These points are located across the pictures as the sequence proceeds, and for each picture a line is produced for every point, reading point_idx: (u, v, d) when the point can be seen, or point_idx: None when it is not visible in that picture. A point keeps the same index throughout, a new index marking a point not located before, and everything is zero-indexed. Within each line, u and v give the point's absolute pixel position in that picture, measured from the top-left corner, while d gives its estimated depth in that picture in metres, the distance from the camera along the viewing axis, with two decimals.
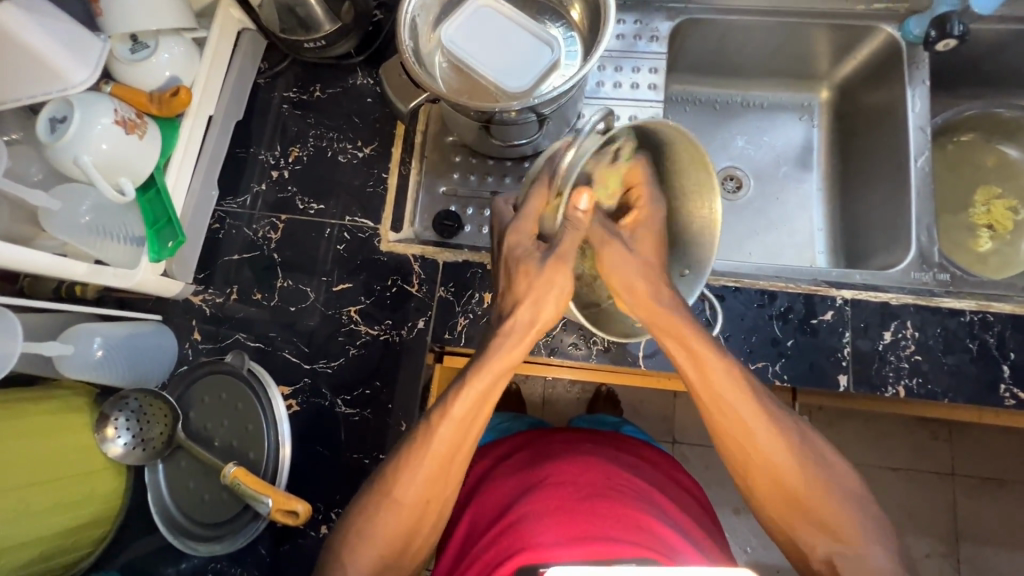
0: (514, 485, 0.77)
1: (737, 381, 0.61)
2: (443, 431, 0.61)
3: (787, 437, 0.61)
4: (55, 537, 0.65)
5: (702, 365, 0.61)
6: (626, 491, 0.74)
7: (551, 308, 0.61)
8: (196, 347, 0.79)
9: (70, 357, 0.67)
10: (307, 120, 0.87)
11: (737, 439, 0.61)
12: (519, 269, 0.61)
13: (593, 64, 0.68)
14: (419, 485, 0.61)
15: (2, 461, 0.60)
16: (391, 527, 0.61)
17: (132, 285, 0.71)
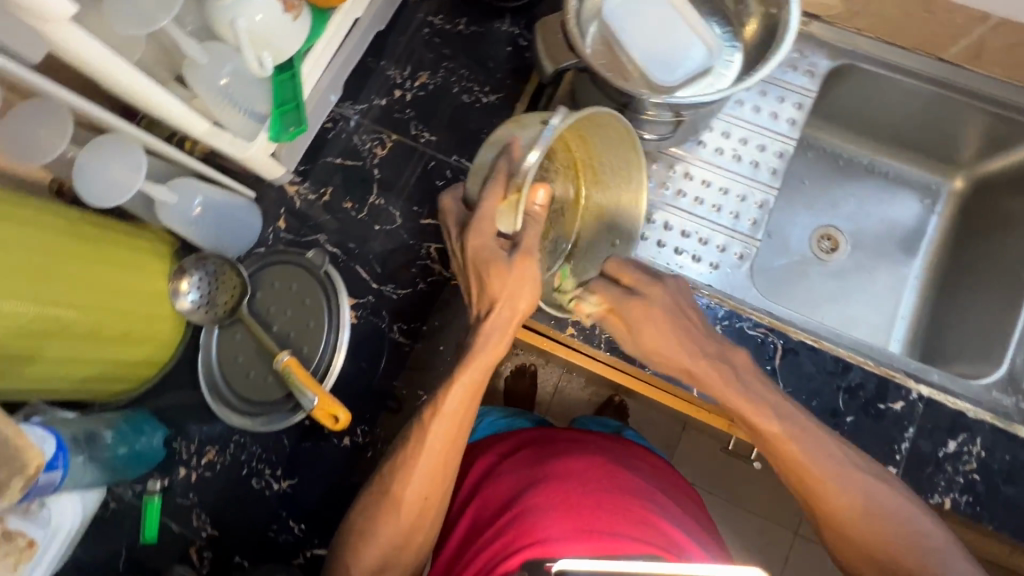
0: (515, 480, 0.77)
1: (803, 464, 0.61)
2: (440, 421, 0.62)
3: (906, 539, 0.58)
4: (112, 364, 0.68)
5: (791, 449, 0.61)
6: (630, 486, 0.74)
7: (528, 299, 0.58)
8: (277, 234, 0.81)
9: (172, 206, 0.70)
10: (444, 50, 0.86)
11: (830, 516, 0.61)
12: (490, 271, 0.56)
13: (753, 83, 0.65)
14: (419, 478, 0.62)
15: (97, 279, 0.63)
16: (389, 524, 0.63)
17: (241, 156, 0.73)
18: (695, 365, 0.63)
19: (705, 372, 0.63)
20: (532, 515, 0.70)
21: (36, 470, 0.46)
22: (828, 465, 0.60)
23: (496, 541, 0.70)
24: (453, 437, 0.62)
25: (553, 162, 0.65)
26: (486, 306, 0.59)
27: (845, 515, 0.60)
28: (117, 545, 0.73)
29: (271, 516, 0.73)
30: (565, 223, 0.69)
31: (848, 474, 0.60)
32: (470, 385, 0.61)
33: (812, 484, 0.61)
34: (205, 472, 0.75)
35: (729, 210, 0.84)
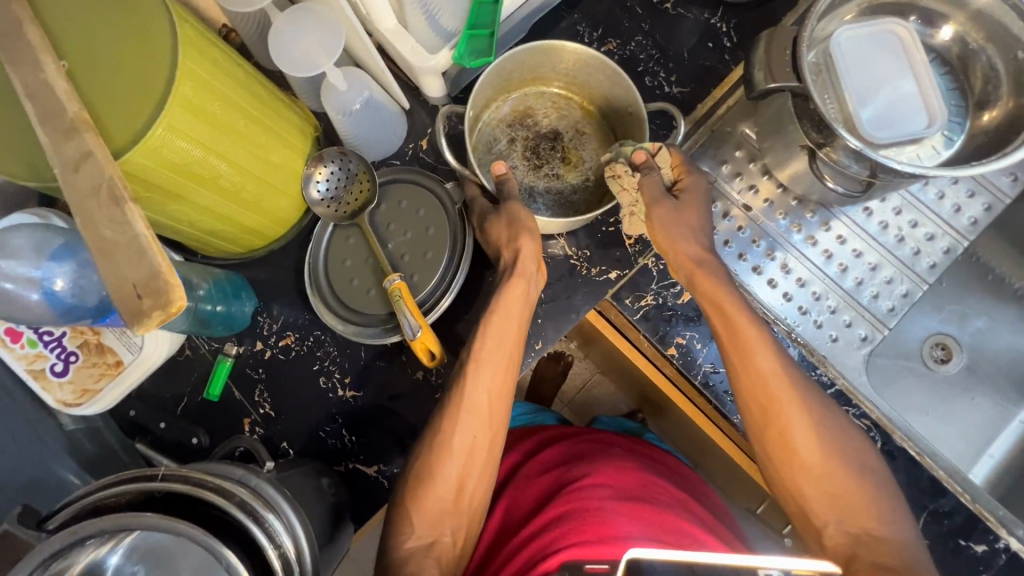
0: (552, 479, 0.79)
1: (776, 386, 0.61)
2: (490, 353, 0.65)
3: (846, 459, 0.60)
4: (237, 226, 0.68)
5: (765, 360, 0.62)
6: (659, 500, 0.74)
7: (531, 245, 0.67)
8: (416, 153, 0.80)
9: (338, 92, 0.68)
10: (643, 23, 0.79)
11: (787, 447, 0.60)
12: (489, 221, 0.69)
13: (997, 168, 0.58)
14: (477, 407, 0.64)
15: (257, 143, 0.62)
16: (446, 477, 0.62)
17: (417, 66, 0.69)
18: (710, 287, 0.64)
19: (716, 292, 0.64)
20: (585, 510, 0.70)
21: (176, 312, 0.46)
22: (800, 384, 0.62)
23: (539, 539, 0.70)
24: (508, 367, 0.66)
25: (507, 128, 0.76)
26: (496, 254, 0.70)
27: (802, 442, 0.60)
28: (180, 389, 0.75)
29: (326, 419, 0.74)
30: (584, 142, 0.77)
31: (807, 393, 0.62)
32: (512, 302, 0.66)
33: (778, 415, 0.61)
34: (279, 353, 0.76)
35: (870, 288, 0.79)
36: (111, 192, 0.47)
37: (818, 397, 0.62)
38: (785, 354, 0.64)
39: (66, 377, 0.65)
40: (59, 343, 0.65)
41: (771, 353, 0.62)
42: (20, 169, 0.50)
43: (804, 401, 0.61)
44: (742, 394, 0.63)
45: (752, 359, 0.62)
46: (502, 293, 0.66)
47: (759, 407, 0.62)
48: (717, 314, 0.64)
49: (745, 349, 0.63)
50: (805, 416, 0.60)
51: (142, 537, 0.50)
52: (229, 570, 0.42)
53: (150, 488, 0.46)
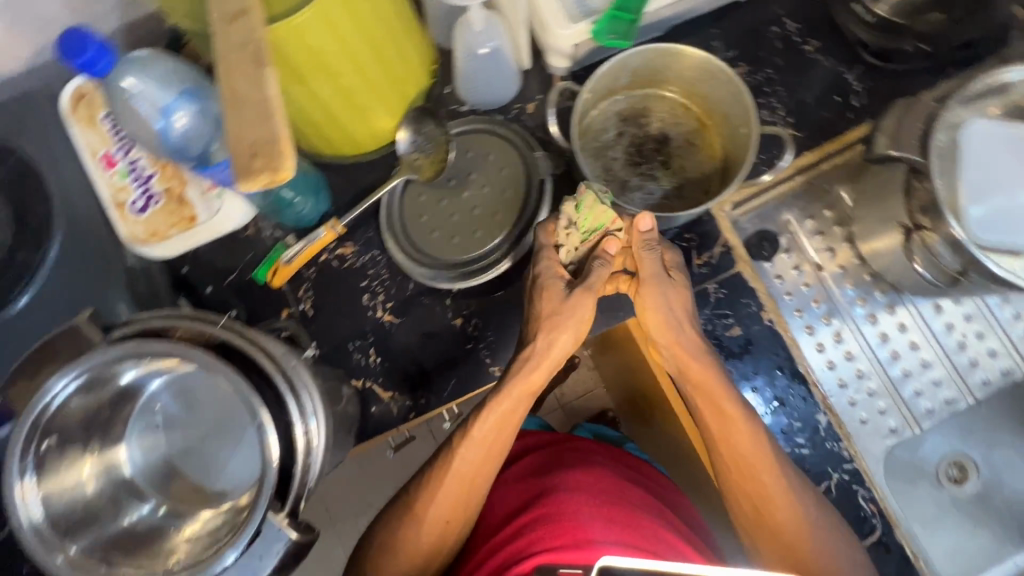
0: (527, 486, 0.81)
1: (760, 482, 0.65)
2: (482, 436, 0.70)
3: (828, 543, 0.64)
4: (337, 128, 0.70)
5: (755, 457, 0.65)
6: (635, 503, 0.76)
7: (569, 335, 0.68)
8: (519, 114, 0.80)
9: (472, 32, 0.69)
10: (777, 59, 0.78)
11: (777, 533, 0.65)
12: (548, 289, 0.68)
13: None
14: (454, 480, 0.71)
15: (383, 54, 0.65)
16: (445, 500, 0.71)
17: (554, 30, 0.69)
18: (697, 370, 0.66)
19: (702, 375, 0.66)
20: (558, 516, 0.72)
21: (281, 181, 0.47)
22: (787, 477, 0.65)
23: (515, 542, 0.72)
24: (492, 446, 0.71)
25: (619, 122, 0.77)
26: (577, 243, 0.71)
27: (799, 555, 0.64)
28: (234, 263, 0.78)
29: (357, 334, 0.76)
30: (690, 153, 0.76)
31: (794, 484, 0.65)
32: (521, 394, 0.69)
33: (770, 510, 0.65)
34: (332, 260, 0.78)
35: (915, 383, 0.77)
36: (255, 53, 0.48)
37: (801, 482, 0.66)
38: (789, 470, 0.65)
39: (143, 215, 0.68)
40: (146, 183, 0.68)
41: (774, 474, 0.64)
42: (179, 5, 0.52)
43: (801, 514, 0.64)
44: (734, 492, 0.67)
45: (755, 472, 0.65)
46: (512, 386, 0.69)
47: (755, 513, 0.66)
48: (710, 405, 0.66)
49: (726, 437, 0.66)
50: (799, 522, 0.64)
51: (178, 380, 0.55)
52: (258, 428, 0.45)
53: (207, 332, 0.48)
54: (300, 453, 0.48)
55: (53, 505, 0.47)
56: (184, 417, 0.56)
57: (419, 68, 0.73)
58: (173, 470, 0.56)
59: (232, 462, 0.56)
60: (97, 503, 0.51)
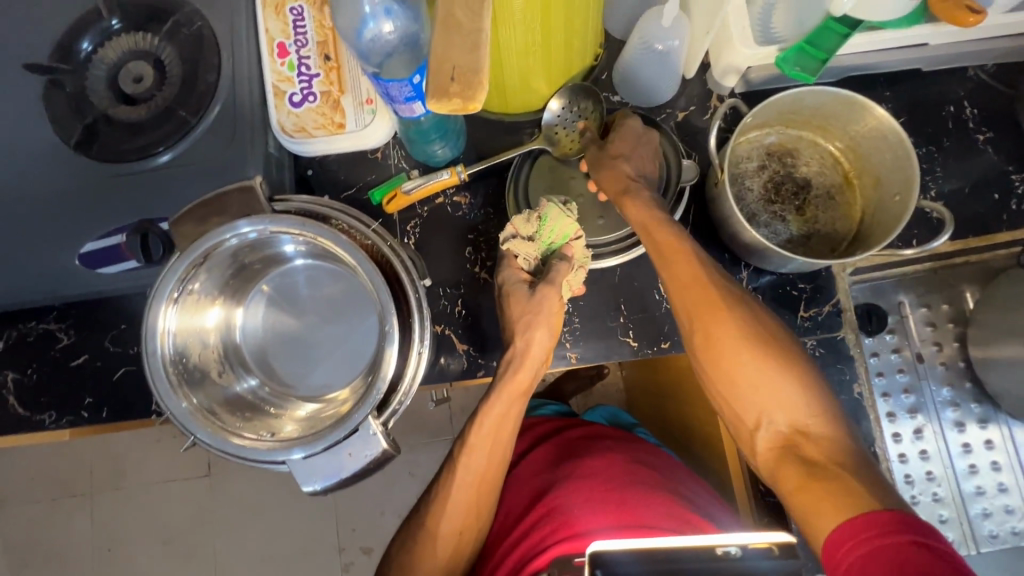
0: (537, 482, 0.82)
1: (715, 331, 0.63)
2: (480, 443, 0.70)
3: (795, 400, 0.59)
4: (500, 80, 0.71)
5: (711, 310, 0.63)
6: (636, 480, 0.76)
7: (546, 334, 0.70)
8: (668, 119, 0.80)
9: (658, 27, 0.69)
10: (945, 138, 0.76)
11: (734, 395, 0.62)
12: (512, 297, 0.69)
13: None
14: (462, 493, 0.70)
15: (571, 22, 0.65)
16: (455, 507, 0.70)
17: (739, 46, 0.69)
18: (662, 245, 0.65)
19: (668, 250, 0.64)
20: (575, 507, 0.74)
21: (468, 110, 0.48)
22: (745, 329, 0.62)
23: (535, 531, 0.74)
24: (494, 451, 0.71)
25: (764, 154, 0.76)
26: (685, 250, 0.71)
27: (769, 410, 0.60)
28: (355, 180, 0.80)
29: (451, 282, 0.77)
30: (827, 206, 0.75)
31: (754, 338, 0.62)
32: (514, 395, 0.70)
33: (725, 368, 0.62)
34: (448, 206, 0.79)
35: (985, 503, 0.74)
36: None
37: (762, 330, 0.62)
38: (748, 320, 0.63)
39: (297, 110, 0.71)
40: (309, 80, 0.70)
41: (734, 330, 0.62)
42: None
43: (760, 355, 0.61)
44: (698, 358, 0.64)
45: (712, 330, 0.63)
46: (505, 387, 0.69)
47: (718, 374, 0.62)
48: (671, 275, 0.65)
49: (684, 293, 0.64)
50: (760, 370, 0.61)
51: (310, 269, 0.59)
52: (385, 334, 0.47)
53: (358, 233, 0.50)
54: (412, 371, 0.50)
55: (179, 340, 0.52)
56: (298, 308, 0.59)
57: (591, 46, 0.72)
58: (272, 356, 0.59)
59: (327, 363, 0.58)
60: (208, 355, 0.55)
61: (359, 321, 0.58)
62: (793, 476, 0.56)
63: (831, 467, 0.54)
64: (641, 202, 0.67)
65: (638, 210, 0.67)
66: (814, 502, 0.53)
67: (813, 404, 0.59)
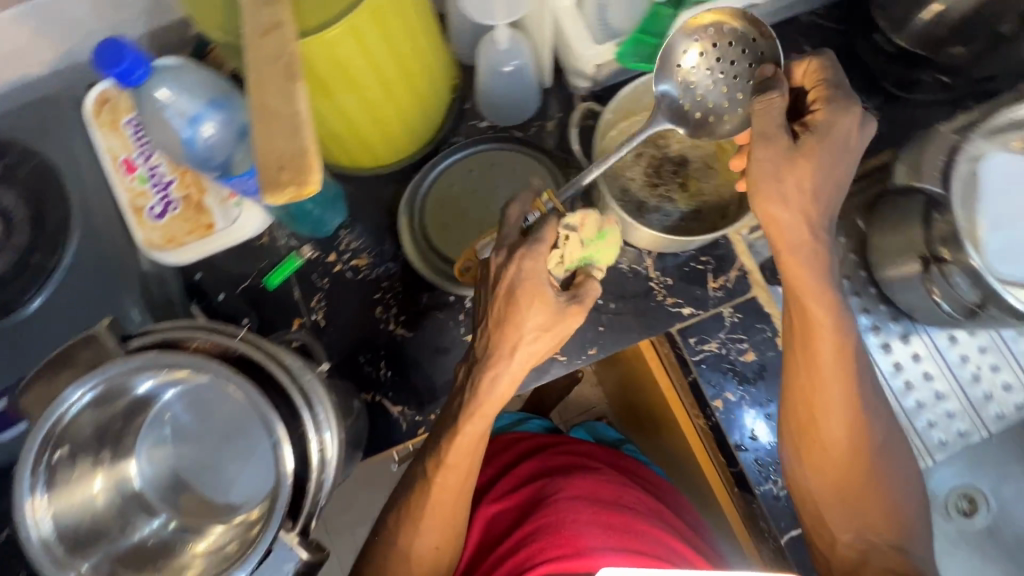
0: (519, 496, 0.81)
1: (825, 400, 0.62)
2: (458, 460, 0.65)
3: (885, 485, 0.63)
4: (359, 138, 0.70)
5: (828, 379, 0.61)
6: (631, 507, 0.77)
7: (543, 343, 0.60)
8: (540, 131, 0.80)
9: (497, 50, 0.69)
10: None
11: (831, 468, 0.63)
12: (524, 297, 0.58)
13: None
14: (433, 520, 0.67)
15: (407, 69, 0.65)
16: (430, 529, 0.67)
17: (578, 50, 0.70)
18: (796, 279, 0.59)
19: (802, 291, 0.59)
20: (557, 527, 0.73)
21: (306, 194, 0.47)
22: (863, 397, 0.62)
23: (517, 553, 0.73)
24: (468, 471, 0.66)
25: (638, 142, 0.77)
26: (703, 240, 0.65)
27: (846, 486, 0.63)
28: (246, 270, 0.78)
29: (369, 346, 0.76)
30: (709, 176, 0.76)
31: (870, 414, 0.62)
32: (485, 415, 0.63)
33: (816, 437, 0.63)
34: (348, 271, 0.78)
35: (928, 414, 0.77)
36: (288, 67, 0.49)
37: (877, 412, 0.63)
38: (867, 400, 0.62)
39: (161, 221, 0.68)
40: (165, 189, 0.68)
41: (842, 404, 0.61)
42: (209, 19, 0.52)
43: (856, 438, 0.62)
44: (790, 414, 0.65)
45: (824, 398, 0.61)
46: (472, 408, 0.62)
47: (813, 442, 0.63)
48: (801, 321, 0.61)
49: (807, 352, 0.61)
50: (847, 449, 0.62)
51: (183, 396, 0.56)
52: (275, 446, 0.44)
53: (226, 344, 0.48)
54: (315, 464, 0.48)
55: (62, 517, 0.49)
56: (192, 434, 0.58)
57: (440, 80, 0.72)
58: (183, 484, 0.58)
59: (239, 480, 0.58)
60: (104, 517, 0.53)
61: (254, 442, 0.58)
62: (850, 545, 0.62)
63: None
64: (785, 211, 0.57)
65: (794, 258, 0.58)
66: None
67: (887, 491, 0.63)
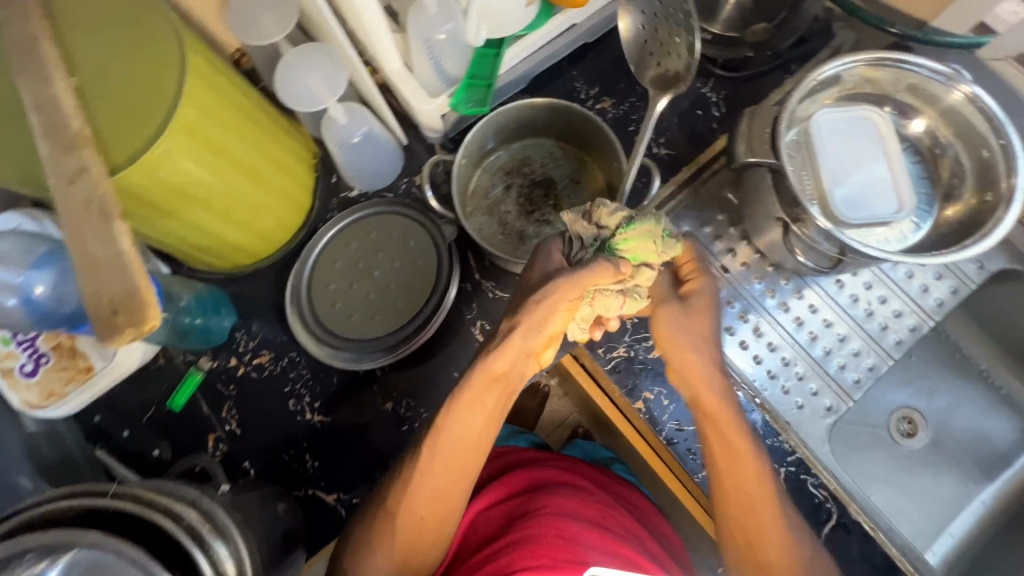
0: (497, 515, 0.74)
1: (750, 496, 0.64)
2: (452, 440, 0.64)
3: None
4: (223, 242, 0.69)
5: (734, 478, 0.64)
6: (615, 531, 0.71)
7: (557, 322, 0.59)
8: (411, 187, 0.81)
9: (339, 126, 0.71)
10: (637, 86, 0.83)
11: (758, 555, 0.64)
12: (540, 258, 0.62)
13: (947, 262, 0.61)
14: (424, 498, 0.64)
15: (247, 167, 0.64)
16: (411, 521, 0.64)
17: (417, 107, 0.72)
18: (709, 398, 0.64)
19: (715, 406, 0.64)
20: (545, 536, 0.66)
21: (148, 330, 0.47)
22: (783, 510, 0.64)
23: (496, 561, 0.65)
24: (473, 446, 0.64)
25: (504, 175, 0.80)
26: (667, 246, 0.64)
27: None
28: (148, 399, 0.76)
29: (291, 441, 0.75)
30: (577, 191, 0.79)
31: (787, 518, 0.64)
32: (489, 383, 0.62)
33: (754, 525, 0.63)
34: (252, 371, 0.77)
35: (837, 358, 0.80)
36: (101, 207, 0.48)
37: (794, 513, 0.65)
38: (788, 509, 0.64)
39: (35, 377, 0.65)
40: (31, 344, 0.65)
41: (774, 514, 0.63)
42: (16, 176, 0.51)
43: (795, 552, 0.63)
44: (723, 501, 0.65)
45: (745, 492, 0.64)
46: (477, 374, 0.61)
47: (742, 527, 0.64)
48: (715, 433, 0.64)
49: (731, 448, 0.64)
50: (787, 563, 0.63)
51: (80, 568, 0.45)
52: None
53: (95, 504, 0.45)
54: None
55: None
56: None
57: (293, 165, 0.73)
58: None
59: None
60: None
61: None
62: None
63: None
64: (691, 353, 0.64)
65: (698, 376, 0.64)
66: None
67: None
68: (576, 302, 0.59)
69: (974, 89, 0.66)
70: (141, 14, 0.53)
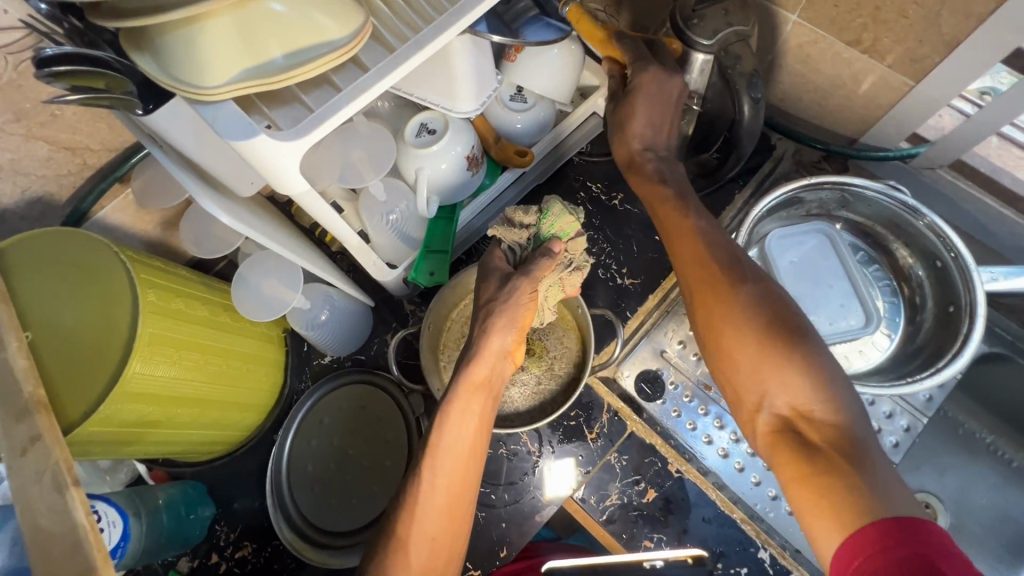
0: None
1: (716, 281, 0.56)
2: (443, 439, 0.58)
3: (793, 350, 0.51)
4: (196, 443, 0.67)
5: (695, 266, 0.58)
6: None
7: (511, 334, 0.62)
8: (383, 345, 0.81)
9: (304, 311, 0.71)
10: (592, 220, 0.85)
11: (727, 355, 0.55)
12: (499, 271, 0.66)
13: (925, 389, 0.62)
14: (434, 513, 0.56)
15: (216, 371, 0.64)
16: (421, 555, 0.55)
17: (379, 277, 0.73)
18: (671, 213, 0.61)
19: (678, 217, 0.61)
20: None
21: None
22: (761, 293, 0.55)
23: None
24: (471, 454, 0.59)
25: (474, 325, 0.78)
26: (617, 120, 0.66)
27: (769, 390, 0.51)
28: None
29: None
30: (548, 331, 0.77)
31: (770, 296, 0.55)
32: (472, 392, 0.60)
33: (717, 301, 0.55)
34: (234, 567, 0.73)
35: None
36: (55, 477, 0.46)
37: (770, 289, 0.55)
38: (762, 297, 0.55)
39: None
40: None
41: (740, 317, 0.54)
42: None
43: (772, 351, 0.52)
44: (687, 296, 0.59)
45: (712, 284, 0.56)
46: (459, 382, 0.60)
47: (721, 341, 0.55)
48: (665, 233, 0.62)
49: (674, 239, 0.61)
50: (774, 364, 0.51)
51: None
52: None
53: None
54: None
55: None
56: None
57: (262, 346, 0.73)
58: None
59: None
60: None
61: None
62: (791, 471, 0.48)
63: (837, 459, 0.46)
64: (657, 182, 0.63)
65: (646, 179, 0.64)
66: (817, 505, 0.45)
67: (819, 388, 0.50)
68: (535, 299, 0.64)
69: (934, 220, 0.67)
70: (102, 263, 0.55)
